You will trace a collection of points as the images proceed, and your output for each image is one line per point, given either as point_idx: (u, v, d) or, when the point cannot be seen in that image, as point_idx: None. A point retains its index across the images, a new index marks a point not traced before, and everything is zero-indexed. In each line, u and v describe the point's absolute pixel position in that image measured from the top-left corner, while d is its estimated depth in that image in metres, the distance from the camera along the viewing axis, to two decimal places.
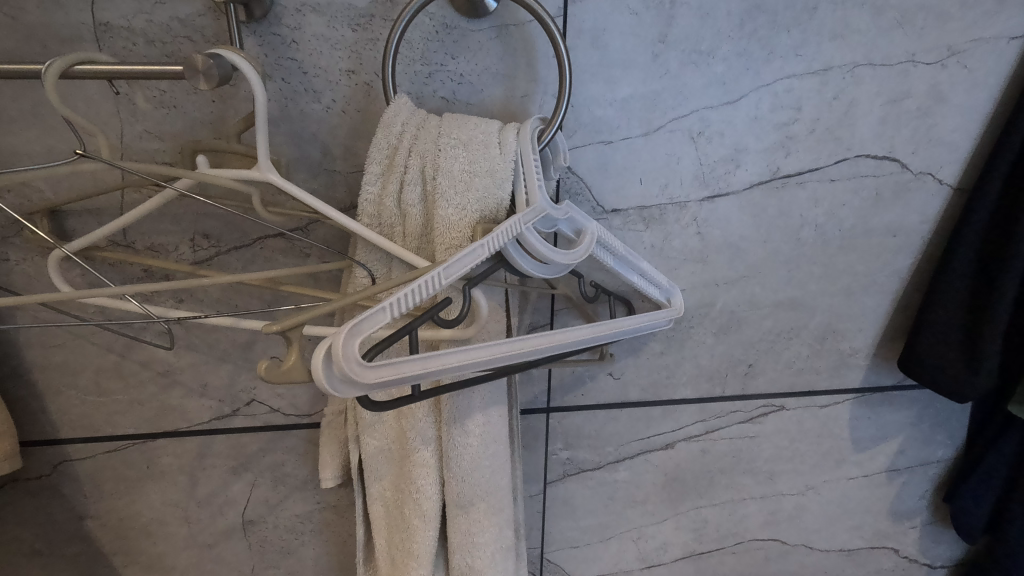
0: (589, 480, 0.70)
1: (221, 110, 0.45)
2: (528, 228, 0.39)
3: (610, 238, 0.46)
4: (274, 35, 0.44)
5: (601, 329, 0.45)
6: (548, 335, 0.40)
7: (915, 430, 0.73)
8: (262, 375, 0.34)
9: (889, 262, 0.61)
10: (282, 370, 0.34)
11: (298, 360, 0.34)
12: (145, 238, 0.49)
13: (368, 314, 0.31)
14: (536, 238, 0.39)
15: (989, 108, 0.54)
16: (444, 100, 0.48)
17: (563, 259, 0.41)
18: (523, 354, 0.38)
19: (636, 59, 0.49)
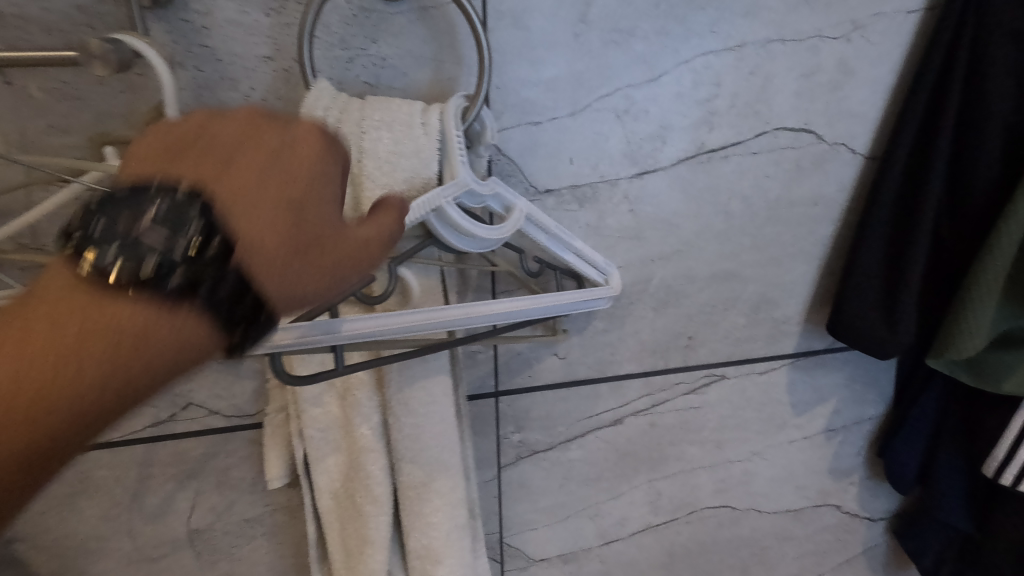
0: (544, 461, 0.71)
1: (130, 101, 0.43)
2: (448, 203, 0.40)
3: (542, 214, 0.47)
4: (182, 21, 0.42)
5: (530, 301, 0.45)
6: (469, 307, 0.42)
7: (849, 390, 0.77)
8: None
9: (814, 231, 0.64)
10: None
11: None
12: (57, 239, 0.47)
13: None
14: (457, 213, 0.40)
15: (893, 79, 0.57)
16: (368, 84, 0.47)
17: (486, 234, 0.41)
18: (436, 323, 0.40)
19: (558, 40, 0.49)
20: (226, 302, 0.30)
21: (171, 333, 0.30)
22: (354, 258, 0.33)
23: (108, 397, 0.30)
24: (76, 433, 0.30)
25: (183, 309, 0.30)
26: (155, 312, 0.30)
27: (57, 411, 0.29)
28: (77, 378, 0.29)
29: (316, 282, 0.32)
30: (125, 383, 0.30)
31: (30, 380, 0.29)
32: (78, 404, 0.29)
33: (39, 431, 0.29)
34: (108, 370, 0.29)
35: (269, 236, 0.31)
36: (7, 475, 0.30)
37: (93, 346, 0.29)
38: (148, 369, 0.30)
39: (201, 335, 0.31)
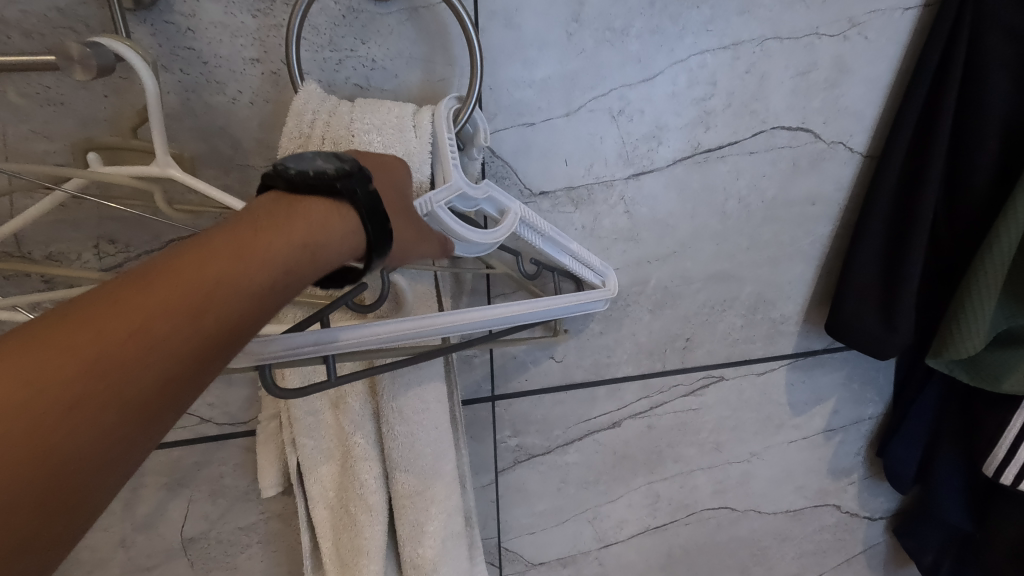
0: (541, 465, 0.70)
1: (116, 105, 0.42)
2: (440, 208, 0.38)
3: (536, 218, 0.46)
4: (167, 23, 0.41)
5: (525, 307, 0.44)
6: (463, 313, 0.41)
7: (847, 390, 0.77)
8: None
9: (812, 231, 0.63)
10: None
11: None
12: (42, 247, 0.46)
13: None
14: (448, 218, 0.39)
15: (890, 77, 0.57)
16: (358, 87, 0.46)
17: (478, 239, 0.40)
18: (429, 331, 0.39)
19: (551, 39, 0.49)
20: (371, 218, 0.30)
21: (326, 242, 0.29)
22: (426, 244, 0.37)
23: (226, 334, 0.25)
24: (195, 383, 0.24)
25: (329, 221, 0.29)
26: (296, 227, 0.28)
27: (187, 357, 0.24)
28: (216, 308, 0.24)
29: (402, 247, 0.35)
30: (264, 306, 0.26)
31: (162, 323, 0.23)
32: (214, 338, 0.24)
33: (163, 382, 0.23)
34: (254, 293, 0.26)
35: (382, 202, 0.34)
36: (83, 463, 0.21)
37: (231, 268, 0.25)
38: (282, 287, 0.27)
39: (342, 250, 0.30)
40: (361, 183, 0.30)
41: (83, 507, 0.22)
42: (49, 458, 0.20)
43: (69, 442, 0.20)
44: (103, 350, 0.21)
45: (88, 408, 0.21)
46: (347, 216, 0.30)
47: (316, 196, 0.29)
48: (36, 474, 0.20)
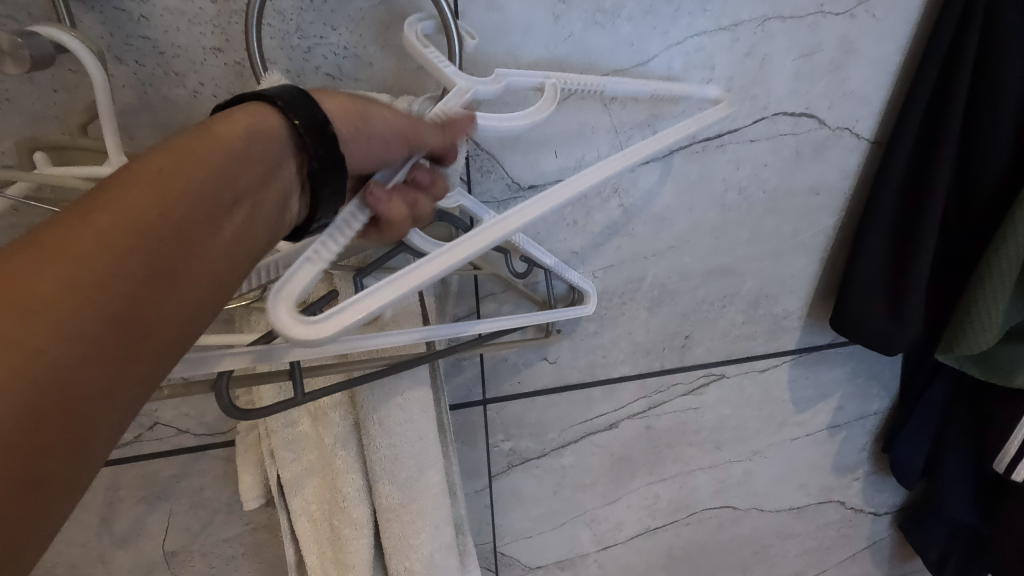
0: (536, 468, 0.67)
1: (66, 101, 0.39)
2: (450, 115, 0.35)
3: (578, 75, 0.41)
4: (117, 10, 0.38)
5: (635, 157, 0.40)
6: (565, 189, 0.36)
7: (852, 385, 0.74)
8: None
9: (816, 222, 0.60)
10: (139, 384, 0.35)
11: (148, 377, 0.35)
12: None
13: (291, 273, 0.30)
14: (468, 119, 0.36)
15: (898, 57, 0.53)
16: (329, 77, 0.43)
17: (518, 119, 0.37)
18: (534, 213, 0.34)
19: (537, 22, 0.45)
20: (269, 96, 0.28)
21: (250, 137, 0.27)
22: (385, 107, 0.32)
23: (137, 231, 0.23)
24: (132, 292, 0.22)
25: (232, 113, 0.28)
26: (186, 134, 0.26)
27: (133, 266, 0.22)
28: (123, 211, 0.23)
29: (344, 109, 0.31)
30: (182, 205, 0.24)
31: (52, 243, 0.21)
32: (123, 239, 0.22)
33: (77, 286, 0.21)
34: (163, 191, 0.24)
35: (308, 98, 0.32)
36: (19, 387, 0.19)
37: (135, 182, 0.24)
38: (198, 180, 0.25)
39: (259, 131, 0.28)
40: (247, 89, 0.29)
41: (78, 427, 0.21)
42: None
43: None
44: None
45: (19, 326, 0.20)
46: (254, 105, 0.28)
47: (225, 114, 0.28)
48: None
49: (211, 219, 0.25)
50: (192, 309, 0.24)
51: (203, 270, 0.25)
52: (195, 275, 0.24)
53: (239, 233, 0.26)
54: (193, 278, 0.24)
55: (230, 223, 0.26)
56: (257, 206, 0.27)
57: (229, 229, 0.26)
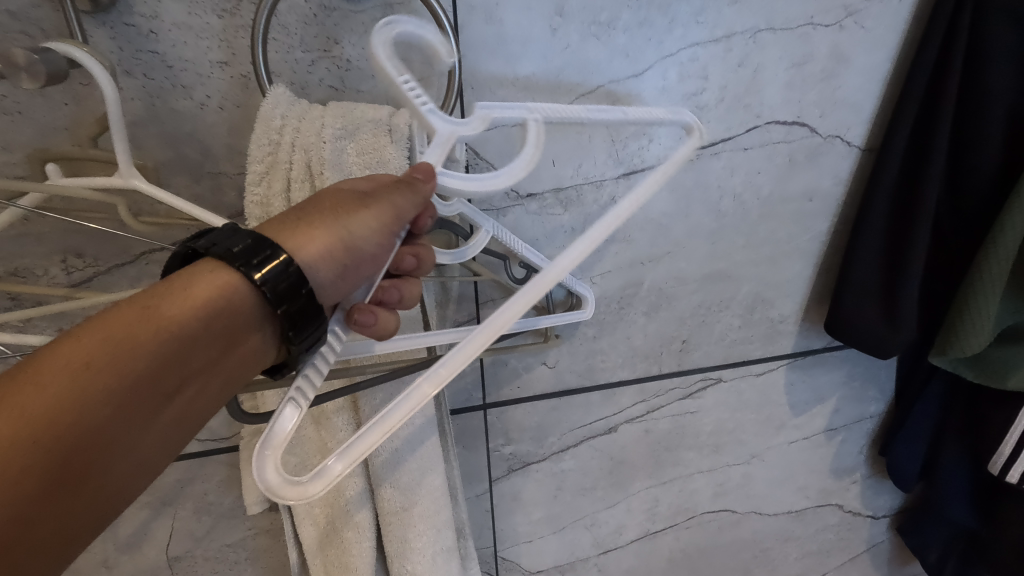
0: (536, 473, 0.68)
1: (76, 113, 0.40)
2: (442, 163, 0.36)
3: (565, 107, 0.38)
4: (127, 25, 0.39)
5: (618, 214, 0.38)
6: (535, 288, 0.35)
7: (848, 389, 0.75)
8: None
9: (809, 228, 0.61)
10: None
11: None
12: (6, 261, 0.44)
13: (275, 421, 0.30)
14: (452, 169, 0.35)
15: (888, 67, 0.55)
16: (332, 88, 0.44)
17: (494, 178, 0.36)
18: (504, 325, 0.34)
19: (534, 35, 0.46)
20: (230, 254, 0.28)
21: (223, 308, 0.28)
22: (362, 218, 0.31)
23: (59, 431, 0.24)
24: (48, 488, 0.25)
25: (192, 277, 0.28)
26: (141, 300, 0.27)
27: (86, 443, 0.25)
28: (87, 391, 0.25)
29: (324, 251, 0.30)
30: (108, 403, 0.25)
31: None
32: (43, 439, 0.24)
33: (34, 464, 0.24)
34: (89, 390, 0.25)
35: (297, 228, 0.30)
36: None
37: (107, 351, 0.26)
38: (132, 373, 0.26)
39: (218, 303, 0.28)
40: (209, 242, 0.28)
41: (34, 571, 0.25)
42: None
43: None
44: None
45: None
46: (216, 267, 0.28)
47: (209, 265, 0.28)
48: None
49: (168, 390, 0.27)
50: (114, 492, 0.27)
51: (151, 436, 0.27)
52: (141, 442, 0.27)
53: (175, 416, 0.28)
54: (140, 443, 0.27)
55: (163, 410, 0.27)
56: (203, 381, 0.28)
57: (166, 413, 0.27)
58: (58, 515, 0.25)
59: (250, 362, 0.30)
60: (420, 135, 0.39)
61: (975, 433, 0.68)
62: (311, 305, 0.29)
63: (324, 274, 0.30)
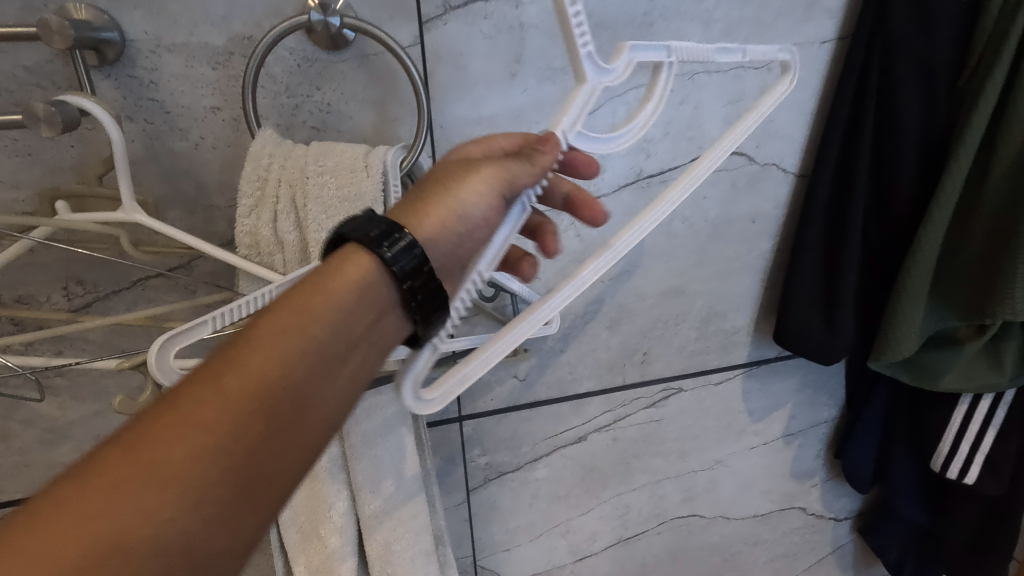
0: (511, 482, 0.72)
1: (81, 154, 0.44)
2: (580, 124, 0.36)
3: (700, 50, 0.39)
4: (130, 77, 0.44)
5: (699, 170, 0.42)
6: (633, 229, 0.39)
7: (802, 396, 0.80)
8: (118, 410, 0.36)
9: (755, 246, 0.67)
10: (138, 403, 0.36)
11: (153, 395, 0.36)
12: (13, 289, 0.48)
13: (412, 363, 0.35)
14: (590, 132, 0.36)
15: (814, 103, 0.61)
16: (314, 129, 0.49)
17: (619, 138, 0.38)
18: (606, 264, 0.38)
19: (496, 80, 0.52)
20: (366, 239, 0.33)
21: (369, 288, 0.33)
22: (474, 190, 0.35)
23: (265, 388, 0.29)
24: (259, 441, 0.29)
25: (342, 262, 0.33)
26: (304, 287, 0.32)
27: (284, 400, 0.30)
28: (281, 356, 0.30)
29: (439, 225, 0.35)
30: (300, 365, 0.30)
31: (205, 391, 0.28)
32: (255, 396, 0.29)
33: (245, 419, 0.28)
34: (282, 356, 0.30)
35: (421, 205, 0.36)
36: (196, 494, 0.26)
37: (291, 324, 0.31)
38: (309, 340, 0.31)
39: (364, 283, 0.33)
40: (349, 227, 0.33)
41: (250, 522, 0.28)
42: (190, 499, 0.26)
43: (133, 523, 0.25)
44: (147, 438, 0.27)
45: (215, 444, 0.27)
46: (357, 251, 0.33)
47: (352, 252, 0.33)
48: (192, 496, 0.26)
49: (339, 358, 0.32)
50: (300, 454, 0.30)
51: (327, 398, 0.31)
52: (322, 402, 0.31)
53: (342, 385, 0.32)
54: (320, 404, 0.31)
55: (332, 378, 0.31)
56: (362, 348, 0.33)
57: (336, 381, 0.32)
58: (262, 473, 0.29)
59: (392, 338, 0.34)
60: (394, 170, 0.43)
61: (919, 430, 0.75)
62: (432, 281, 0.33)
63: (441, 243, 0.35)
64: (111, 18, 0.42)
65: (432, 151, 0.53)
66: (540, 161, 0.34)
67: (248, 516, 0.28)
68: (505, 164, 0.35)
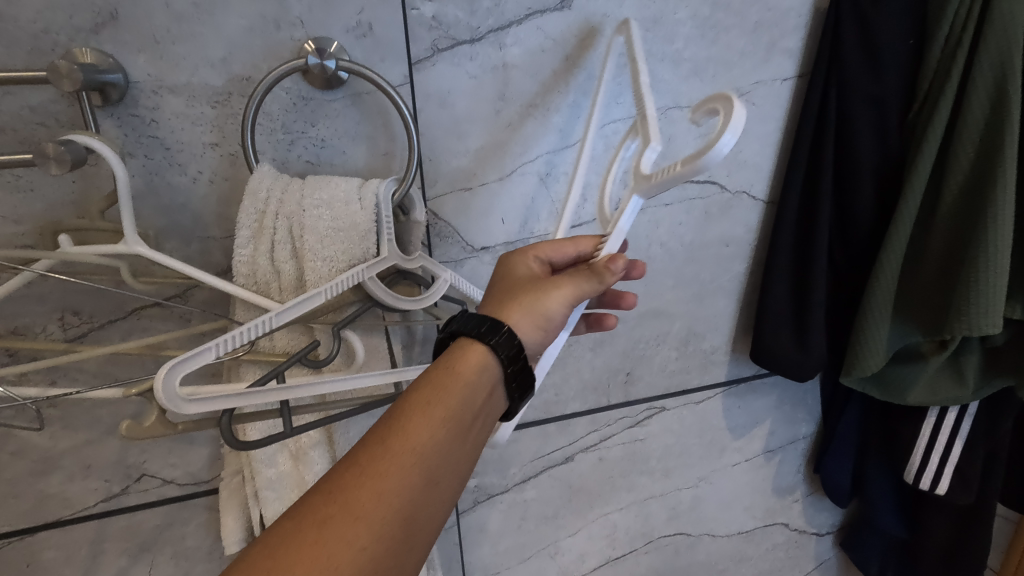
0: (500, 504, 0.73)
1: (83, 190, 0.46)
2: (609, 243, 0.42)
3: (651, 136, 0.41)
4: (132, 116, 0.46)
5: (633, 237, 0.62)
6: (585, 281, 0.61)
7: (780, 413, 0.83)
8: (124, 435, 0.37)
9: (729, 269, 0.71)
10: (144, 428, 0.37)
11: (158, 419, 0.38)
12: (9, 321, 0.49)
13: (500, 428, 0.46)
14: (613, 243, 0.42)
15: (779, 134, 0.66)
16: (309, 163, 0.51)
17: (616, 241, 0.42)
18: None
19: (481, 116, 0.55)
20: (478, 331, 0.40)
21: (488, 366, 0.39)
22: (557, 300, 0.41)
23: (425, 446, 0.35)
24: (422, 493, 0.34)
25: (464, 350, 0.40)
26: (440, 368, 0.39)
27: (438, 457, 0.35)
28: (433, 420, 0.36)
29: (527, 327, 0.41)
30: (447, 429, 0.36)
31: (379, 450, 0.34)
32: (418, 453, 0.34)
33: (412, 472, 0.34)
34: (433, 423, 0.36)
35: (507, 309, 0.41)
36: (382, 535, 0.31)
37: (437, 395, 0.37)
38: (452, 410, 0.37)
39: (484, 364, 0.39)
40: (459, 325, 0.41)
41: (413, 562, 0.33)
42: (376, 539, 0.31)
43: (338, 556, 0.30)
44: (340, 488, 0.32)
45: (392, 492, 0.33)
46: (474, 342, 0.40)
47: (469, 341, 0.40)
48: (378, 535, 0.31)
49: (472, 423, 0.38)
50: (448, 505, 0.35)
51: (465, 457, 0.37)
52: (461, 460, 0.36)
53: (475, 447, 0.38)
54: (460, 462, 0.36)
55: (469, 442, 0.37)
56: (485, 416, 0.39)
57: (470, 443, 0.37)
58: (424, 520, 0.34)
59: (501, 410, 0.41)
60: (386, 200, 0.46)
61: (892, 444, 0.78)
62: (527, 365, 0.40)
63: (533, 338, 0.41)
64: (116, 61, 0.44)
65: (421, 183, 0.55)
66: (610, 276, 0.40)
67: (412, 558, 0.33)
68: (579, 277, 0.41)
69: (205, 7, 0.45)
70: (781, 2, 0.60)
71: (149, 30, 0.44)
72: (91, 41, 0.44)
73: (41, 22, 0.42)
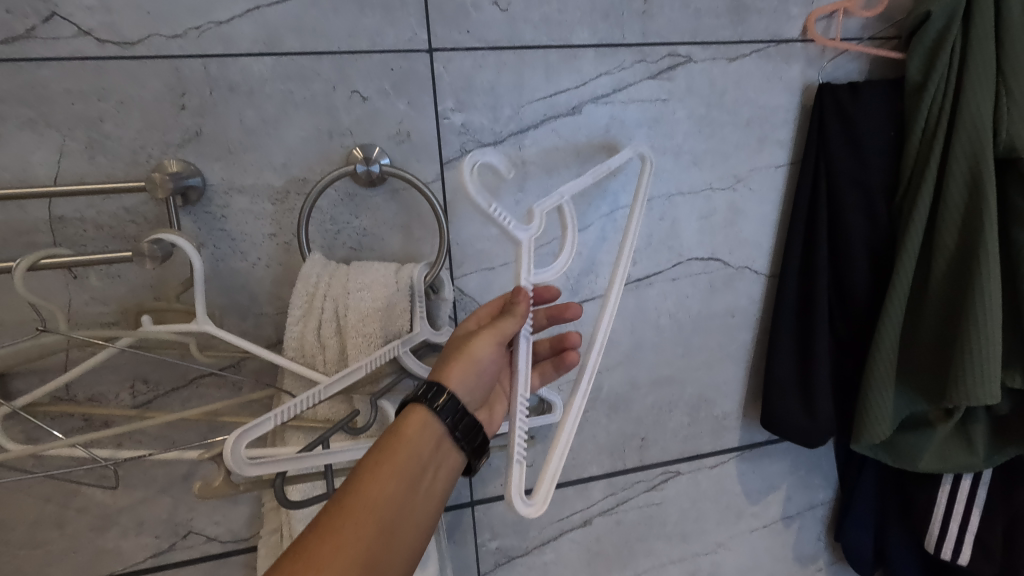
0: (521, 566, 0.75)
1: (161, 276, 0.54)
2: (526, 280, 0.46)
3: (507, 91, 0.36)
4: (206, 213, 0.54)
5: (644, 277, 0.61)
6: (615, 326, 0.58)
7: (795, 478, 0.84)
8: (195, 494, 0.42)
9: (736, 337, 0.75)
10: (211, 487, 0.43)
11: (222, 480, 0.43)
12: (86, 390, 0.56)
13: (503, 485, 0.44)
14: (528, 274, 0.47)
15: (776, 214, 0.71)
16: (352, 249, 0.59)
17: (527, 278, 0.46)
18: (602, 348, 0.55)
19: (502, 204, 0.62)
20: (418, 394, 0.45)
21: (432, 425, 0.44)
22: (482, 344, 0.47)
23: (378, 503, 0.40)
24: (379, 544, 0.39)
25: (406, 415, 0.44)
26: (388, 432, 0.44)
27: (390, 512, 0.40)
28: (384, 479, 0.41)
29: (459, 373, 0.46)
30: (397, 487, 0.41)
31: (338, 511, 0.39)
32: (372, 508, 0.39)
33: (368, 526, 0.39)
34: (384, 481, 0.41)
35: (442, 363, 0.47)
36: None
37: (386, 457, 0.42)
38: (400, 467, 0.42)
39: (427, 423, 0.44)
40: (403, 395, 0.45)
41: None
42: None
43: None
44: (308, 548, 0.36)
45: (351, 547, 0.37)
46: (413, 406, 0.44)
47: (411, 406, 0.45)
48: None
49: (421, 477, 0.43)
50: (404, 553, 0.40)
51: (418, 508, 0.42)
52: (414, 512, 0.42)
53: (427, 498, 0.43)
54: (413, 513, 0.41)
55: (420, 493, 0.42)
56: (434, 470, 0.44)
57: (422, 496, 0.42)
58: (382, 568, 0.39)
59: (453, 462, 0.45)
60: (420, 283, 0.52)
61: (910, 511, 0.78)
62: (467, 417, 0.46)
63: (468, 382, 0.46)
64: (196, 169, 0.53)
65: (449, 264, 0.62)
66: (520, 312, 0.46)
67: None
68: (497, 322, 0.47)
69: (272, 123, 0.54)
70: (770, 100, 0.67)
71: (225, 143, 0.53)
72: (178, 153, 0.52)
73: (140, 141, 0.51)
